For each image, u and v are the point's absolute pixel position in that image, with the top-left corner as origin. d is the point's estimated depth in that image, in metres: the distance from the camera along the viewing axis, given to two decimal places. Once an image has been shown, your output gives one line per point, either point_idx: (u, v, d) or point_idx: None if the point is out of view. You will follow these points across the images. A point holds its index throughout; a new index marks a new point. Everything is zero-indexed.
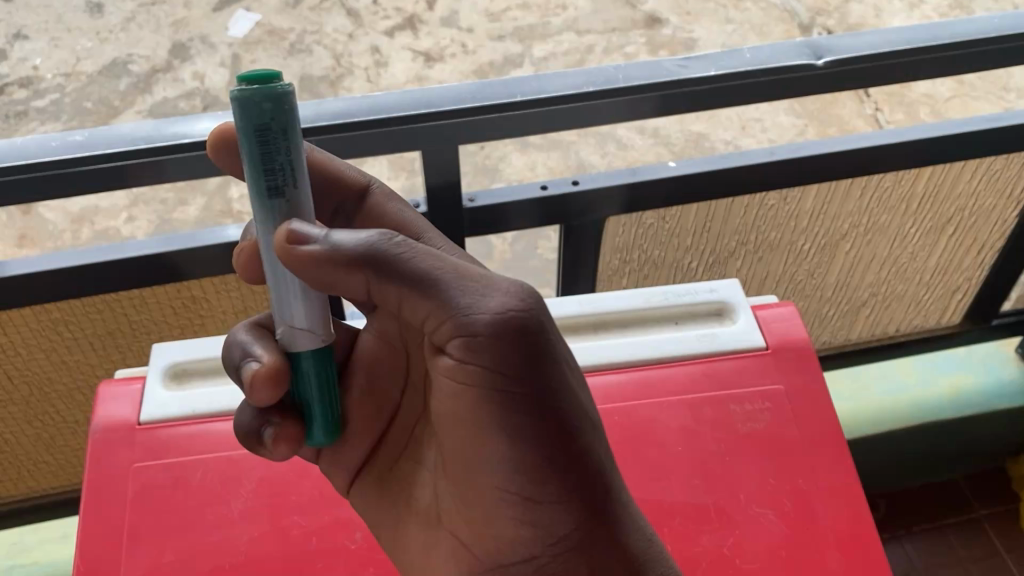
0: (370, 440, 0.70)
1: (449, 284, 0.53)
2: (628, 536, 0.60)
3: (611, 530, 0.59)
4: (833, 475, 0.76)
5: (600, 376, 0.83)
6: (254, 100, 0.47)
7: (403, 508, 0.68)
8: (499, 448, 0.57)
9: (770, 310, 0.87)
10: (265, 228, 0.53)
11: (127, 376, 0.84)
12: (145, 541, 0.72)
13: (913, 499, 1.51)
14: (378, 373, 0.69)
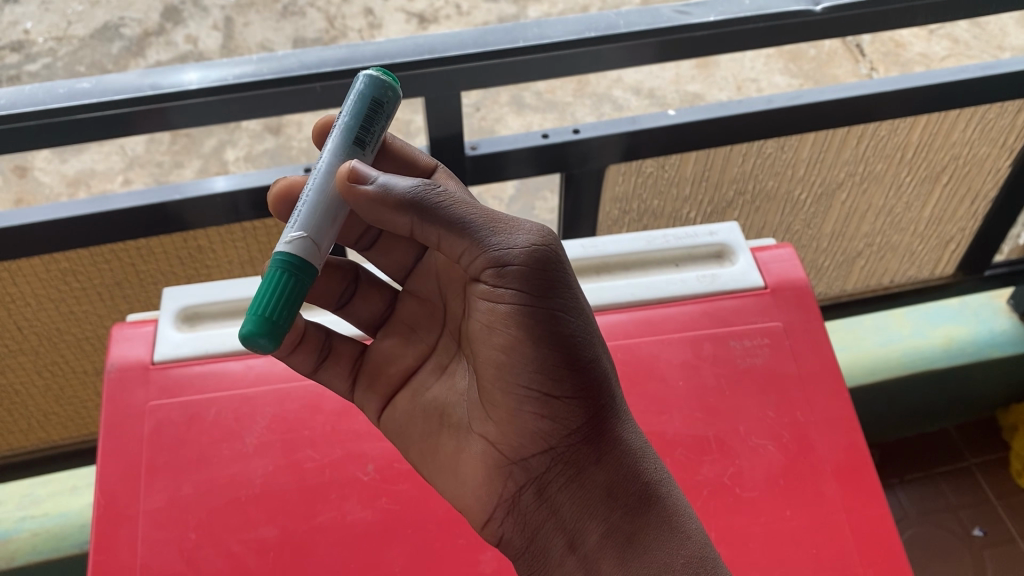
0: (405, 371, 0.75)
1: (482, 224, 0.60)
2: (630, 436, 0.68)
3: (614, 427, 0.67)
4: (829, 408, 0.79)
5: (604, 316, 0.84)
6: (382, 81, 0.65)
7: (438, 423, 0.72)
8: (522, 354, 0.64)
9: (770, 252, 0.88)
10: (332, 158, 0.64)
11: (140, 319, 0.85)
12: (164, 474, 0.75)
13: (905, 448, 1.54)
14: (419, 321, 0.76)
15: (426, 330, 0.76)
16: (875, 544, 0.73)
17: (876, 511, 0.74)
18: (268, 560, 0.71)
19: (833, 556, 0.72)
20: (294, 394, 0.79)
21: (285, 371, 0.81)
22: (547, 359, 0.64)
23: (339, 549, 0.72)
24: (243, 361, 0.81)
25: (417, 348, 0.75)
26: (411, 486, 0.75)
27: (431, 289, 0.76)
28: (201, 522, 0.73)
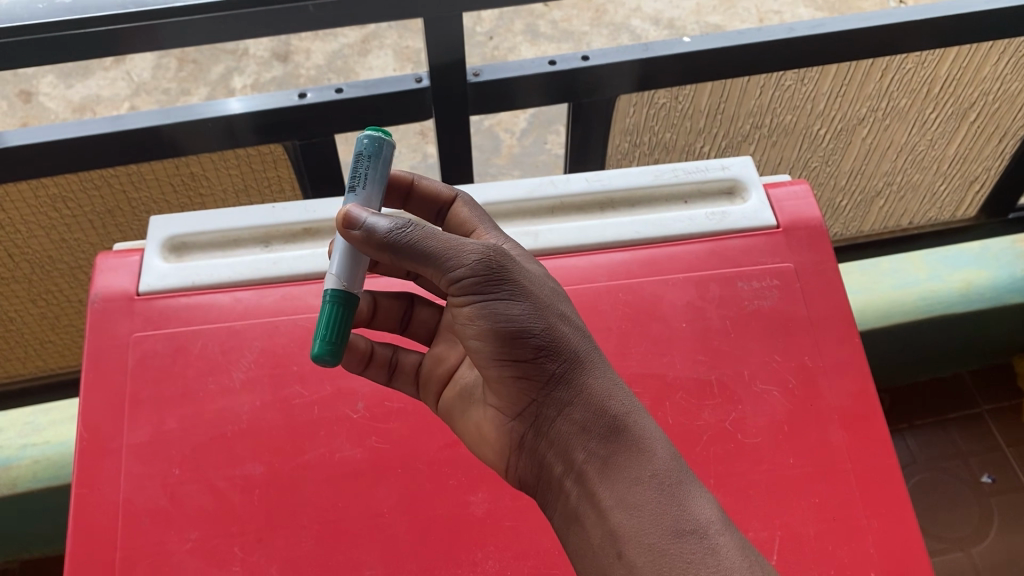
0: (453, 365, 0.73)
1: (422, 251, 0.58)
2: (599, 378, 0.62)
3: (580, 372, 0.62)
4: (838, 353, 0.76)
5: (606, 255, 0.80)
6: (360, 137, 0.65)
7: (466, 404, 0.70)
8: (474, 341, 0.62)
9: (784, 189, 0.84)
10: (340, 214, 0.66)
11: (126, 248, 0.82)
12: (149, 408, 0.73)
13: (916, 393, 1.51)
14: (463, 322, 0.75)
15: None
16: (879, 494, 0.70)
17: (883, 461, 0.71)
18: (254, 497, 0.69)
19: (836, 505, 0.69)
20: (283, 329, 0.76)
21: (274, 304, 0.78)
22: (496, 343, 0.61)
23: (327, 488, 0.70)
24: (231, 294, 0.78)
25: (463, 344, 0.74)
26: (402, 426, 0.73)
27: None
28: (186, 458, 0.71)
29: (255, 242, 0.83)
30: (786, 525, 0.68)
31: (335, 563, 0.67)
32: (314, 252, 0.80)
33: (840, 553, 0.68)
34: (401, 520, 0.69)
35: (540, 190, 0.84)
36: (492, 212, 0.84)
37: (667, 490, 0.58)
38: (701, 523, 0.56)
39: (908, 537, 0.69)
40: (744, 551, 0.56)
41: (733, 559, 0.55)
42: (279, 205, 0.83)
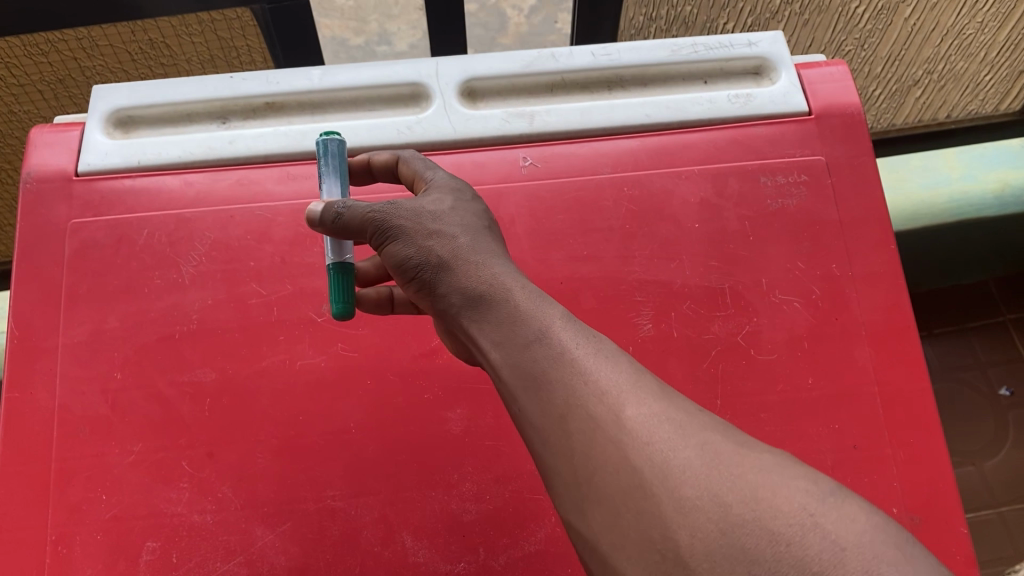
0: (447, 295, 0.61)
1: (345, 228, 0.54)
2: (475, 261, 0.50)
3: (450, 263, 0.50)
4: (870, 260, 0.66)
5: (613, 142, 0.70)
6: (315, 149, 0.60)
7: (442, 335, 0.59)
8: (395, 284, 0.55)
9: (817, 70, 0.72)
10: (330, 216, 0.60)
11: (66, 122, 0.72)
12: (88, 304, 0.65)
13: (945, 300, 1.41)
14: None
15: None
16: (907, 422, 0.62)
17: (914, 384, 0.63)
18: (204, 407, 0.62)
19: (858, 431, 0.62)
20: (240, 219, 0.67)
21: (229, 191, 0.68)
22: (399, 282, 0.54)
23: (286, 398, 0.62)
24: (181, 176, 0.69)
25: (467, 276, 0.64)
26: (372, 331, 0.64)
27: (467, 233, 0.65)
28: (130, 361, 0.63)
29: (210, 117, 0.72)
30: (800, 453, 0.61)
31: (293, 482, 0.60)
32: (277, 130, 0.70)
33: (859, 486, 0.60)
34: (369, 436, 0.62)
35: (539, 63, 0.72)
36: (483, 87, 0.73)
37: (515, 317, 0.46)
38: (548, 323, 0.45)
39: (936, 469, 0.61)
40: (603, 341, 0.44)
41: (584, 345, 0.43)
42: (239, 74, 0.71)
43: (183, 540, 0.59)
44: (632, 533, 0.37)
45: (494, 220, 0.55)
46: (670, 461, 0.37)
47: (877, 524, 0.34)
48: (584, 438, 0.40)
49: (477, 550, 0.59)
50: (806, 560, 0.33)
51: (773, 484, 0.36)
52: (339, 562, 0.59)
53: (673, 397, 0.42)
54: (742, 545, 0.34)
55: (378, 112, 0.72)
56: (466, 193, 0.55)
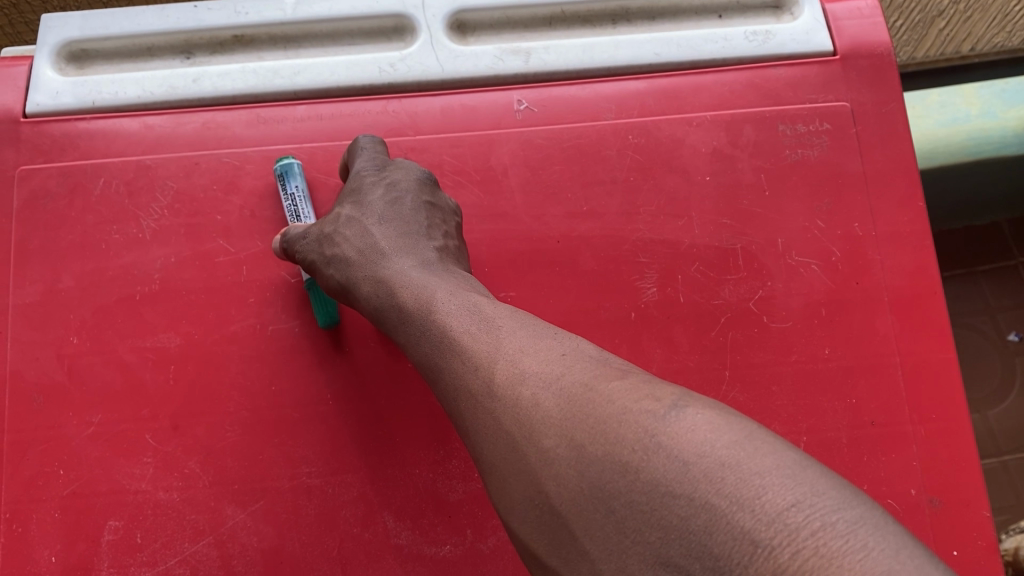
0: None
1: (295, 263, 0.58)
2: (369, 276, 0.54)
3: (351, 283, 0.54)
4: (896, 219, 0.61)
5: (617, 84, 0.63)
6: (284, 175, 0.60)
7: None
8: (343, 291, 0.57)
9: (845, 4, 0.65)
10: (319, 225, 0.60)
11: (13, 55, 0.65)
12: (40, 261, 0.59)
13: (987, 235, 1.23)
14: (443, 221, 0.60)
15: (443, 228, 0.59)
16: (930, 396, 0.58)
17: (940, 355, 0.58)
18: (169, 376, 0.57)
19: (877, 405, 0.57)
20: (205, 167, 0.61)
21: (193, 135, 0.62)
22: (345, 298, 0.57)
23: (257, 366, 0.57)
24: (141, 119, 0.62)
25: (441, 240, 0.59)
26: None
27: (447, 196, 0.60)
28: (87, 324, 0.58)
29: (172, 52, 0.65)
30: (814, 430, 0.57)
31: (266, 458, 0.56)
32: (245, 67, 0.63)
33: (875, 466, 0.56)
34: (348, 409, 0.57)
35: None
36: (473, 20, 0.65)
37: (405, 324, 0.50)
38: (431, 317, 0.48)
39: (961, 449, 0.57)
40: (482, 310, 0.46)
41: (459, 328, 0.46)
42: (204, 3, 0.64)
43: (148, 519, 0.55)
44: (517, 495, 0.38)
45: (401, 195, 0.57)
46: (532, 417, 0.38)
47: (729, 423, 0.33)
48: (471, 419, 0.42)
49: (464, 532, 0.55)
50: (655, 483, 0.32)
51: (622, 410, 0.35)
52: (316, 544, 0.55)
53: (544, 339, 0.42)
54: (600, 483, 0.34)
55: (359, 47, 0.66)
56: (367, 182, 0.57)
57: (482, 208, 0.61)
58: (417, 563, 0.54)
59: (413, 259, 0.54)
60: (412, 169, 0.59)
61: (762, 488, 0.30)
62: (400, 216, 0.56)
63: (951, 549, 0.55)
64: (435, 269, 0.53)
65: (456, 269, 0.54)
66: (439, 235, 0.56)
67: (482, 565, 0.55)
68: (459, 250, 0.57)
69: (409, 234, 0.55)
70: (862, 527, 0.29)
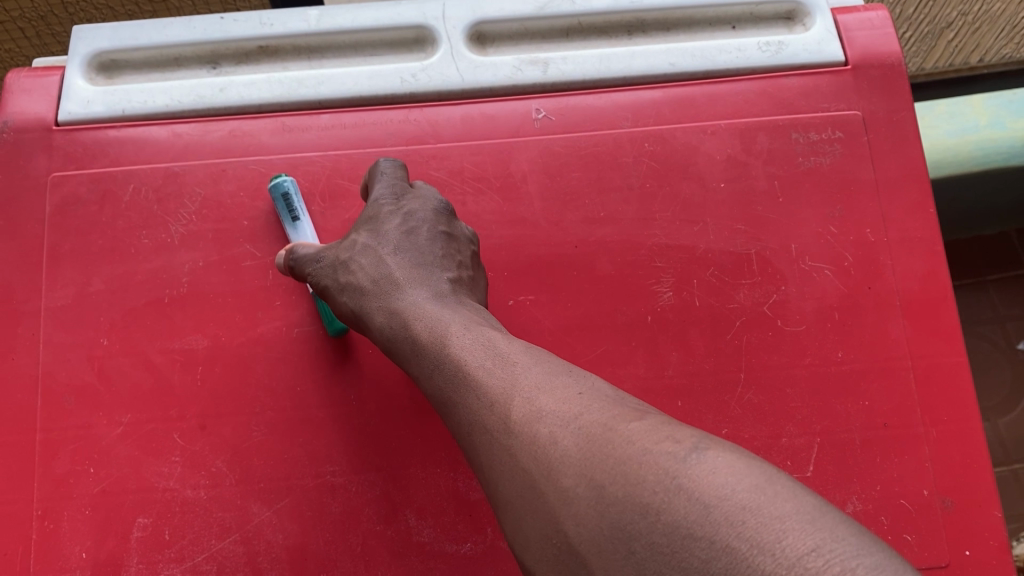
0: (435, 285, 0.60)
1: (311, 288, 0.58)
2: (383, 306, 0.54)
3: (365, 313, 0.55)
4: (908, 225, 0.62)
5: (632, 94, 0.65)
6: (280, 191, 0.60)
7: None
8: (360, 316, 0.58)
9: (856, 16, 0.67)
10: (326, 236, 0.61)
11: (45, 66, 0.67)
12: (72, 264, 0.61)
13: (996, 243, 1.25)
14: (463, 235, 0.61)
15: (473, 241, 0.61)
16: (942, 398, 0.59)
17: (953, 359, 0.59)
18: (196, 377, 0.58)
19: (889, 407, 0.58)
20: (232, 173, 0.63)
21: (220, 142, 0.63)
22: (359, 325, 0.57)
23: (282, 367, 0.59)
24: (170, 127, 0.64)
25: None
26: None
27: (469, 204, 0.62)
28: (117, 326, 0.60)
29: (199, 62, 0.67)
30: (827, 432, 0.58)
31: (292, 458, 0.57)
32: (270, 77, 0.65)
33: (888, 466, 0.57)
34: (371, 409, 0.58)
35: (553, 4, 0.66)
36: (493, 31, 0.67)
37: (418, 356, 0.50)
38: (445, 351, 0.48)
39: (973, 449, 0.58)
40: (498, 347, 0.47)
41: (474, 363, 0.46)
42: (230, 14, 0.66)
43: (176, 516, 0.56)
44: (535, 534, 0.39)
45: (417, 226, 0.57)
46: (551, 456, 0.39)
47: (748, 467, 0.34)
48: (489, 455, 0.43)
49: (484, 531, 0.56)
50: (673, 526, 0.33)
51: (640, 452, 0.36)
52: (339, 541, 0.56)
53: (561, 379, 0.44)
54: (621, 524, 0.35)
55: (381, 58, 0.67)
56: (384, 211, 0.58)
57: (502, 213, 0.62)
58: (438, 561, 0.56)
59: (426, 291, 0.54)
60: (429, 199, 0.59)
61: (783, 532, 0.31)
62: (415, 248, 0.57)
63: (964, 548, 0.56)
64: (450, 302, 0.53)
65: (469, 301, 0.54)
66: (453, 266, 0.56)
67: (502, 562, 0.56)
68: (474, 280, 0.57)
69: (423, 266, 0.56)
70: (882, 571, 0.30)
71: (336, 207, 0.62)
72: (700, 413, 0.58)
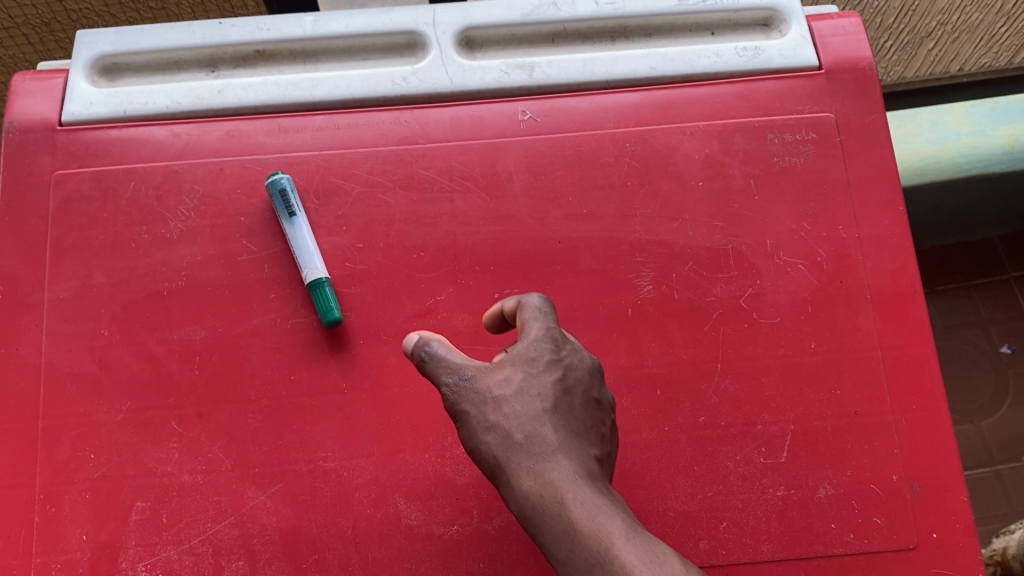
0: (421, 276, 0.63)
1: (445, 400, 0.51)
2: (532, 470, 0.48)
3: (506, 468, 0.49)
4: (879, 221, 0.64)
5: (615, 96, 0.67)
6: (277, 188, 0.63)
7: (422, 308, 0.62)
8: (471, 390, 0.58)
9: (829, 23, 0.69)
10: (321, 231, 0.63)
11: (49, 69, 0.69)
12: (74, 259, 0.63)
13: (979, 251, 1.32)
14: (453, 231, 0.64)
15: (464, 237, 0.63)
16: (911, 387, 0.61)
17: (921, 350, 0.62)
18: (193, 366, 0.61)
19: (861, 395, 0.61)
20: (229, 172, 0.65)
21: (218, 142, 0.66)
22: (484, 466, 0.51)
23: (276, 357, 0.61)
24: (169, 127, 0.66)
25: (452, 245, 0.63)
26: (365, 290, 0.62)
27: (458, 202, 0.64)
28: (117, 318, 0.62)
29: (198, 66, 0.69)
30: (800, 419, 0.60)
31: (285, 444, 0.59)
32: (267, 79, 0.67)
33: (859, 452, 0.60)
34: (361, 397, 0.60)
35: (540, 11, 0.69)
36: (482, 36, 0.70)
37: (573, 548, 0.45)
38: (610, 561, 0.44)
39: (941, 437, 0.60)
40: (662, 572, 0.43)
41: None
42: (228, 20, 0.68)
43: (174, 500, 0.59)
44: None
45: (573, 387, 0.51)
46: None
47: None
48: None
49: (471, 513, 0.59)
50: None
51: None
52: (331, 523, 0.58)
53: None
54: None
55: (374, 62, 0.70)
56: (545, 358, 0.51)
57: (488, 210, 0.64)
58: (426, 542, 0.58)
59: (582, 464, 0.48)
60: (583, 354, 0.54)
61: None
62: (572, 409, 0.51)
63: (931, 531, 0.58)
64: (602, 487, 0.48)
65: (614, 491, 0.49)
66: (601, 442, 0.51)
67: (487, 544, 0.58)
68: (610, 455, 0.52)
69: (579, 435, 0.50)
70: None
71: (329, 203, 0.64)
72: (678, 401, 0.60)
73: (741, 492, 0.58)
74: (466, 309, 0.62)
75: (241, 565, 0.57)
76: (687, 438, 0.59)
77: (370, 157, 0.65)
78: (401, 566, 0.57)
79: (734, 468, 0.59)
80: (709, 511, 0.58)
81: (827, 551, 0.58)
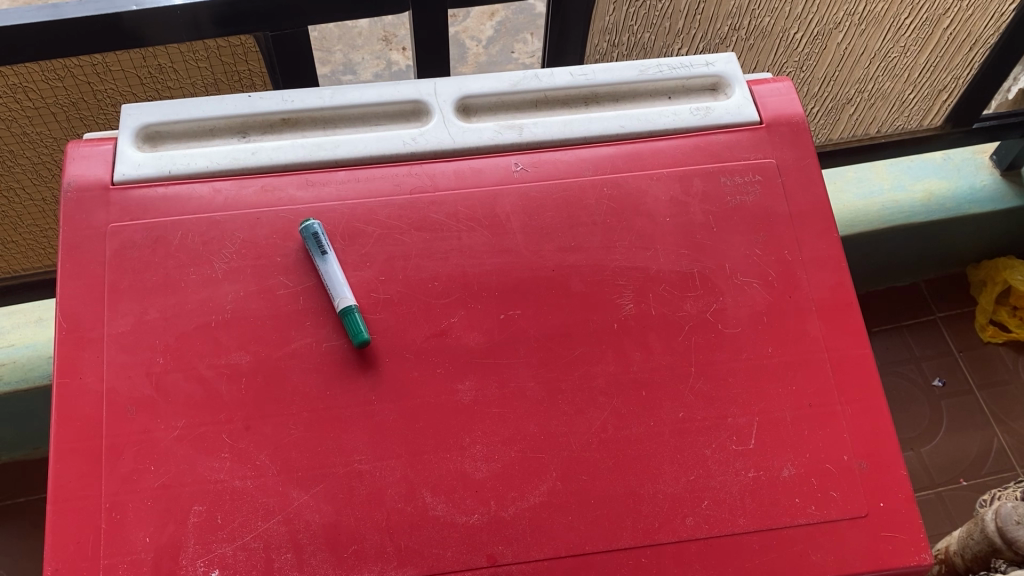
0: (436, 302, 0.73)
1: None
2: None
3: None
4: (818, 245, 0.77)
5: (593, 149, 0.80)
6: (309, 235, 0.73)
7: (438, 329, 0.72)
8: None
9: (767, 86, 0.83)
10: (349, 266, 0.73)
11: (98, 137, 0.79)
12: (130, 299, 0.72)
13: None
14: (462, 263, 0.74)
15: (473, 269, 0.74)
16: (853, 382, 0.72)
17: (859, 350, 0.74)
18: (241, 386, 0.70)
19: (812, 390, 0.72)
20: (265, 220, 0.75)
21: (254, 196, 0.76)
22: None
23: (314, 376, 0.70)
24: (210, 184, 0.76)
25: (463, 276, 0.74)
26: (389, 316, 0.72)
27: (466, 240, 0.75)
28: (170, 347, 0.71)
29: (231, 132, 0.80)
30: (764, 411, 0.71)
31: (324, 449, 0.68)
32: (294, 142, 0.78)
33: (814, 437, 0.71)
34: (390, 407, 0.70)
35: (524, 82, 0.82)
36: (475, 103, 0.82)
37: None
38: None
39: (880, 422, 0.72)
40: None
41: None
42: (257, 93, 0.79)
43: (227, 503, 0.66)
44: None
45: None
46: None
47: None
48: None
49: (489, 503, 0.67)
50: None
51: None
52: (367, 516, 0.66)
53: None
54: None
55: (383, 126, 0.82)
56: None
57: (491, 245, 0.75)
58: (451, 530, 0.66)
59: None
60: None
61: None
62: None
63: (879, 500, 0.69)
64: None
65: None
66: None
67: (505, 529, 0.66)
68: None
69: None
70: None
71: (353, 244, 0.74)
72: (660, 400, 0.71)
73: (719, 475, 0.69)
74: (476, 329, 0.72)
75: (290, 557, 0.65)
76: (669, 430, 0.70)
77: (388, 206, 0.76)
78: (431, 551, 0.66)
79: (711, 454, 0.69)
80: (693, 492, 0.68)
81: (794, 521, 0.68)
